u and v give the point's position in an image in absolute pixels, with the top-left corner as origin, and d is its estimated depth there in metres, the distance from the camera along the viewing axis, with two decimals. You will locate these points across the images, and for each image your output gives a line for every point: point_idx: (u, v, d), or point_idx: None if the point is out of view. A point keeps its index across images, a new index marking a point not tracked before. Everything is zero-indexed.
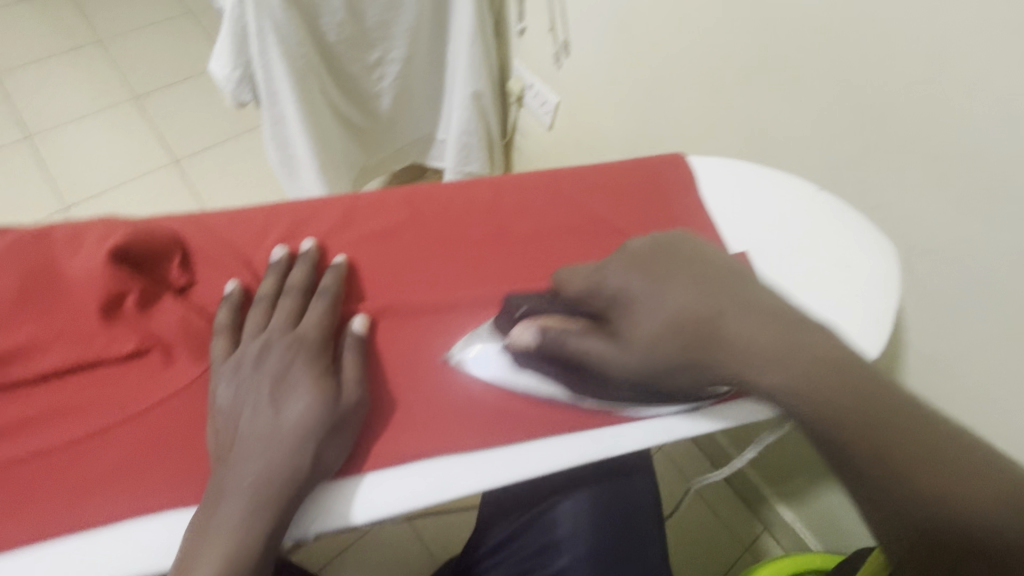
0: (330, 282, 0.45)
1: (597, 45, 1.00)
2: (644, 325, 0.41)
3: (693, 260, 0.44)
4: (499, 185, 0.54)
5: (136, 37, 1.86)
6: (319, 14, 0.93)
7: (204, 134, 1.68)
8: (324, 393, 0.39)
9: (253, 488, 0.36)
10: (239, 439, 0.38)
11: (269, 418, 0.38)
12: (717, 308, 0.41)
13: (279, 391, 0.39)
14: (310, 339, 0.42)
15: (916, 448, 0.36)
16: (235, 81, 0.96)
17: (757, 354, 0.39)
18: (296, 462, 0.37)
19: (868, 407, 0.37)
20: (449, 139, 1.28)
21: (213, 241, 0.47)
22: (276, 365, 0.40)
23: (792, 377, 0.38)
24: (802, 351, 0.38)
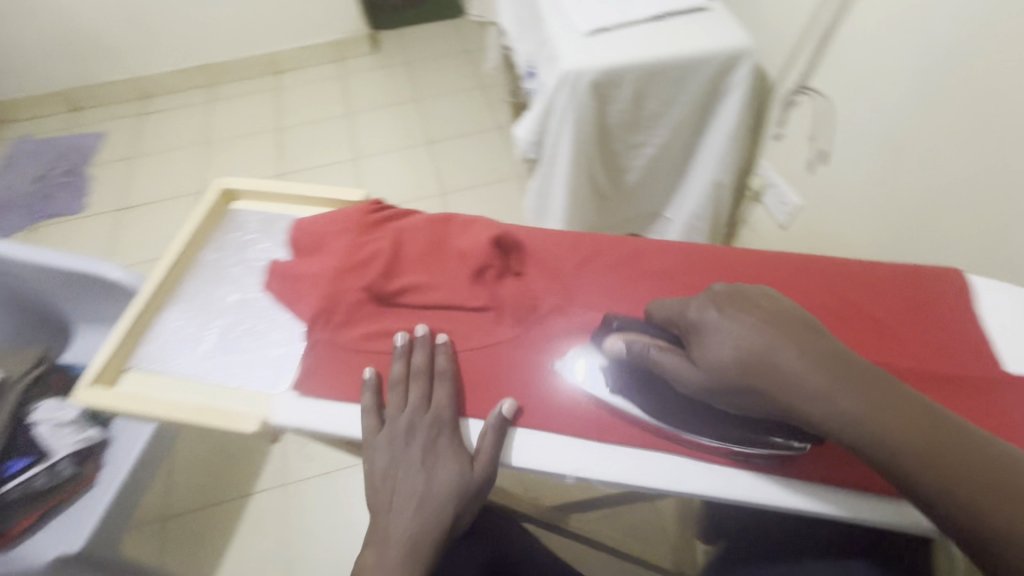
0: (445, 361, 0.53)
1: (859, 159, 1.03)
2: (713, 355, 0.44)
3: (771, 303, 0.45)
4: (764, 259, 0.62)
5: (441, 100, 2.43)
6: (610, 103, 1.14)
7: (469, 177, 2.10)
8: (461, 468, 0.48)
9: (412, 537, 0.46)
10: (399, 500, 0.47)
11: (423, 481, 0.48)
12: (775, 345, 0.42)
13: (429, 460, 0.49)
14: (444, 417, 0.51)
15: (1009, 504, 0.35)
16: (530, 143, 1.22)
17: (835, 414, 0.39)
18: (441, 518, 0.47)
19: (954, 461, 0.37)
20: (678, 219, 1.40)
21: (543, 245, 0.62)
22: (422, 438, 0.50)
23: (857, 418, 0.39)
24: (850, 393, 0.39)
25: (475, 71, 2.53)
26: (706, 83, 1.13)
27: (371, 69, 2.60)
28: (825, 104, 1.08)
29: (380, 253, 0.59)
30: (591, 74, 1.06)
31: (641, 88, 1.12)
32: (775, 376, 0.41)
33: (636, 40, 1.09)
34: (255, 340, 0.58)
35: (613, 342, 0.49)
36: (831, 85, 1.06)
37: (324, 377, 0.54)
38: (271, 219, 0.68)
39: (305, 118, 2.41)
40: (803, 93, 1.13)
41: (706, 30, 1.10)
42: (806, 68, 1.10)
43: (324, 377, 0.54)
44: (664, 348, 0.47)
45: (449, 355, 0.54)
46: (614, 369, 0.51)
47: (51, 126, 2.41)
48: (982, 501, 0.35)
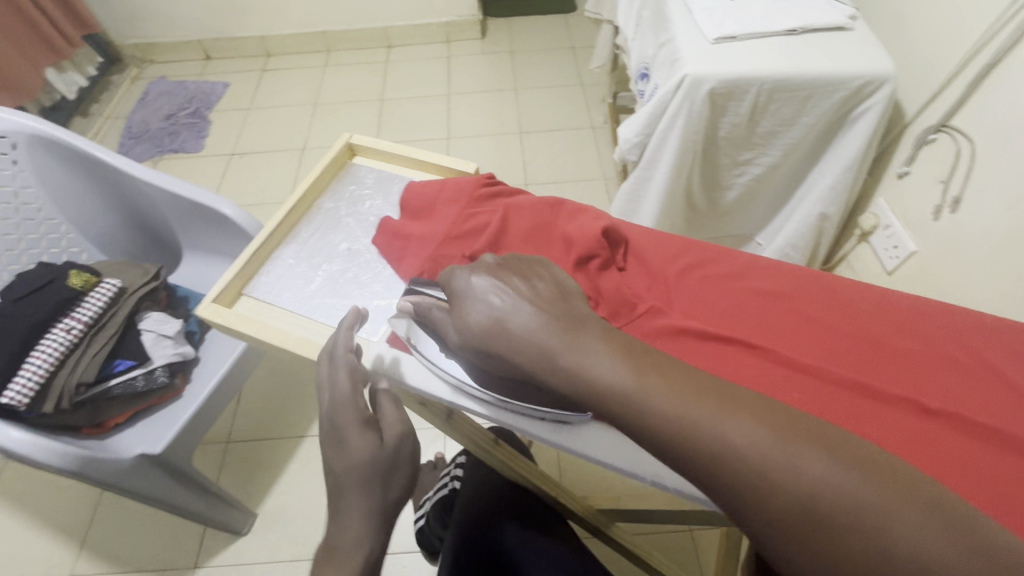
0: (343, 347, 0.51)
1: (998, 212, 0.93)
2: (467, 317, 0.45)
3: (528, 273, 0.47)
4: (884, 299, 0.58)
5: (540, 92, 2.43)
6: (724, 114, 1.10)
7: (556, 173, 2.10)
8: (367, 441, 0.45)
9: (345, 530, 0.43)
10: (342, 497, 0.44)
11: (336, 469, 0.45)
12: (510, 306, 0.43)
13: (339, 443, 0.46)
14: (343, 399, 0.48)
15: (704, 407, 0.35)
16: (631, 144, 1.20)
17: (565, 374, 0.39)
18: (375, 500, 0.44)
19: (671, 391, 0.36)
20: (771, 246, 1.34)
21: (648, 248, 0.61)
22: (337, 421, 0.47)
23: (577, 368, 0.39)
24: (574, 345, 0.40)
25: (577, 69, 2.51)
26: (832, 107, 1.06)
27: (477, 54, 2.65)
28: (966, 146, 0.99)
29: (489, 227, 0.59)
30: (712, 82, 1.03)
31: (762, 104, 1.07)
32: (511, 337, 0.42)
33: (766, 52, 1.04)
34: (359, 289, 0.61)
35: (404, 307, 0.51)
36: (978, 127, 0.96)
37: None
38: (385, 178, 0.72)
39: (407, 93, 2.49)
40: (941, 131, 1.03)
41: (844, 51, 1.03)
42: (952, 104, 1.01)
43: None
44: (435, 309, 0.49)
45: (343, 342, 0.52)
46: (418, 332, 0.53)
47: (186, 71, 2.65)
48: (693, 428, 0.35)
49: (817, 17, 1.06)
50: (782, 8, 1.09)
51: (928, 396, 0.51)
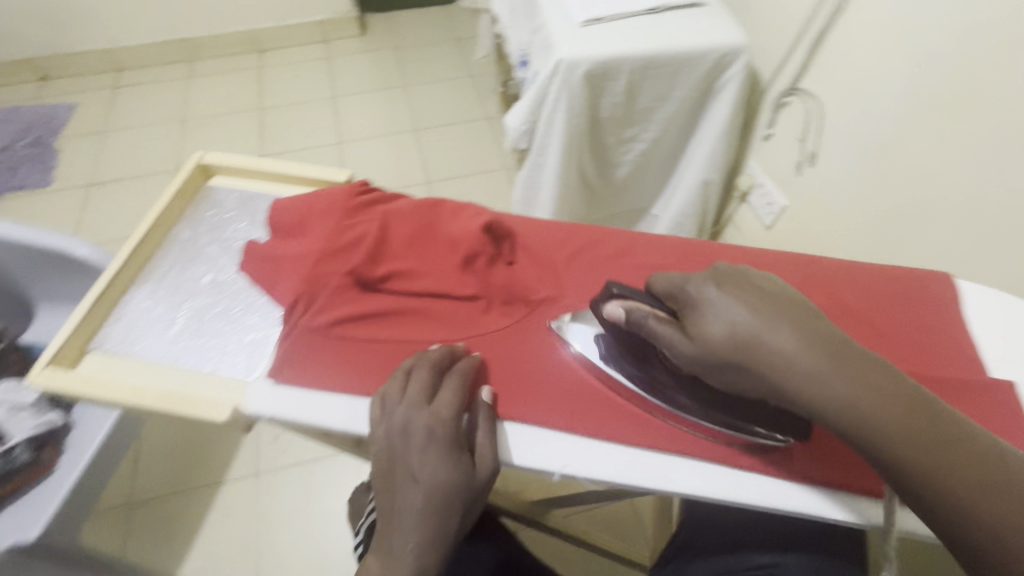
0: (461, 368, 0.49)
1: (848, 162, 1.03)
2: (711, 327, 0.43)
3: (771, 286, 0.46)
4: (754, 256, 0.62)
5: (430, 88, 2.38)
6: (603, 94, 1.12)
7: (456, 167, 2.07)
8: (457, 474, 0.44)
9: (411, 554, 0.44)
10: (408, 514, 0.44)
11: (416, 491, 0.44)
12: (768, 324, 0.42)
13: (421, 467, 0.44)
14: (439, 419, 0.45)
15: (936, 453, 0.38)
16: (520, 132, 1.20)
17: (830, 399, 0.40)
18: (444, 532, 0.44)
19: (915, 434, 0.39)
20: (665, 216, 1.40)
21: (535, 239, 0.60)
22: (425, 444, 0.44)
23: (845, 402, 0.40)
24: (849, 378, 0.40)
25: (464, 61, 2.48)
26: (698, 80, 1.12)
27: (358, 52, 2.53)
28: (815, 106, 1.09)
29: (365, 238, 0.56)
30: (587, 64, 1.05)
31: (637, 81, 1.11)
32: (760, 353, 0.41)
33: (633, 32, 1.07)
34: (230, 324, 0.55)
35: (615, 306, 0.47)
36: (822, 88, 1.06)
37: (302, 364, 0.51)
38: (249, 198, 0.65)
39: (288, 100, 2.33)
40: (794, 94, 1.13)
41: (702, 27, 1.09)
42: (799, 68, 1.10)
43: (301, 363, 0.51)
44: (655, 312, 0.46)
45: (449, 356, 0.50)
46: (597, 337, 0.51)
47: (17, 96, 2.29)
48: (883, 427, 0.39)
49: None
50: None
51: None
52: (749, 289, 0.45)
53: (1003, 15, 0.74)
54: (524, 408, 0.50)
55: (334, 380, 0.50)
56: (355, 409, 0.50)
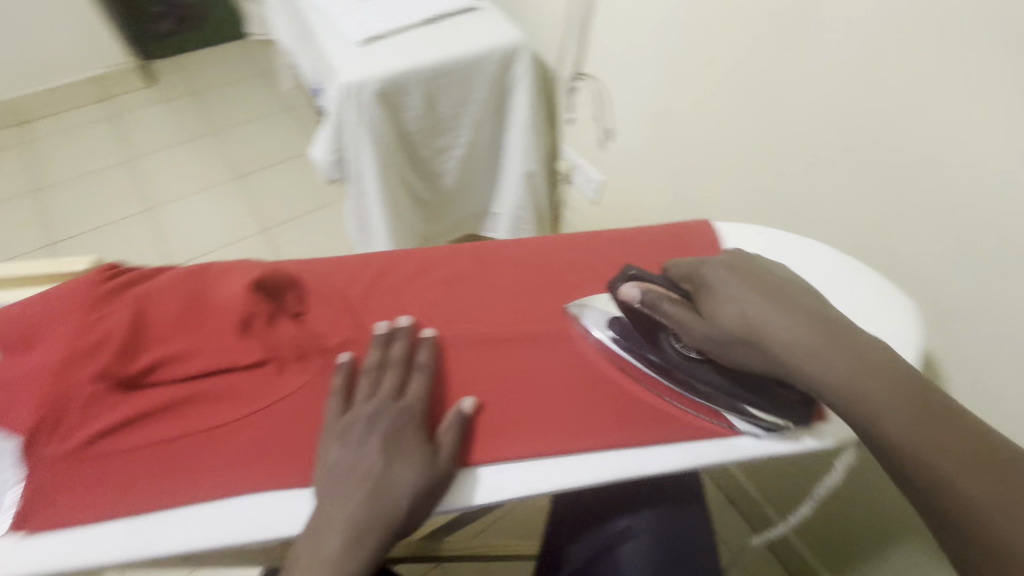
0: (425, 358, 0.51)
1: (637, 132, 1.13)
2: (720, 307, 0.48)
3: (781, 280, 0.49)
4: (547, 243, 0.62)
5: (244, 129, 2.20)
6: (402, 110, 1.11)
7: (292, 208, 1.93)
8: (424, 458, 0.45)
9: (353, 527, 0.41)
10: (356, 484, 0.43)
11: (378, 466, 0.44)
12: (774, 305, 0.46)
13: (390, 449, 0.45)
14: (413, 406, 0.47)
15: (938, 448, 0.38)
16: (329, 163, 1.15)
17: (821, 373, 0.43)
18: (398, 509, 0.43)
19: (916, 428, 0.39)
20: (503, 213, 1.43)
21: (324, 280, 0.56)
22: (385, 431, 0.45)
23: (838, 379, 0.43)
24: (850, 362, 0.43)
25: (278, 94, 2.32)
26: (490, 80, 1.16)
27: (151, 104, 2.26)
28: (599, 86, 1.17)
29: (110, 332, 0.48)
30: (374, 84, 1.02)
31: (431, 92, 1.11)
32: (763, 327, 0.45)
33: (413, 45, 1.07)
34: None
35: (632, 290, 0.51)
36: (600, 69, 1.15)
37: (63, 497, 0.44)
38: None
39: (74, 172, 2.02)
40: (580, 79, 1.21)
41: (479, 30, 1.12)
42: (577, 54, 1.18)
43: (63, 497, 0.44)
44: (668, 296, 0.50)
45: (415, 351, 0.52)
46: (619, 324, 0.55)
47: None
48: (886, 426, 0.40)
49: (446, 3, 1.13)
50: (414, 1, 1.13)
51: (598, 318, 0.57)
52: (759, 278, 0.49)
53: None
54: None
55: (108, 505, 0.44)
56: (139, 529, 0.43)
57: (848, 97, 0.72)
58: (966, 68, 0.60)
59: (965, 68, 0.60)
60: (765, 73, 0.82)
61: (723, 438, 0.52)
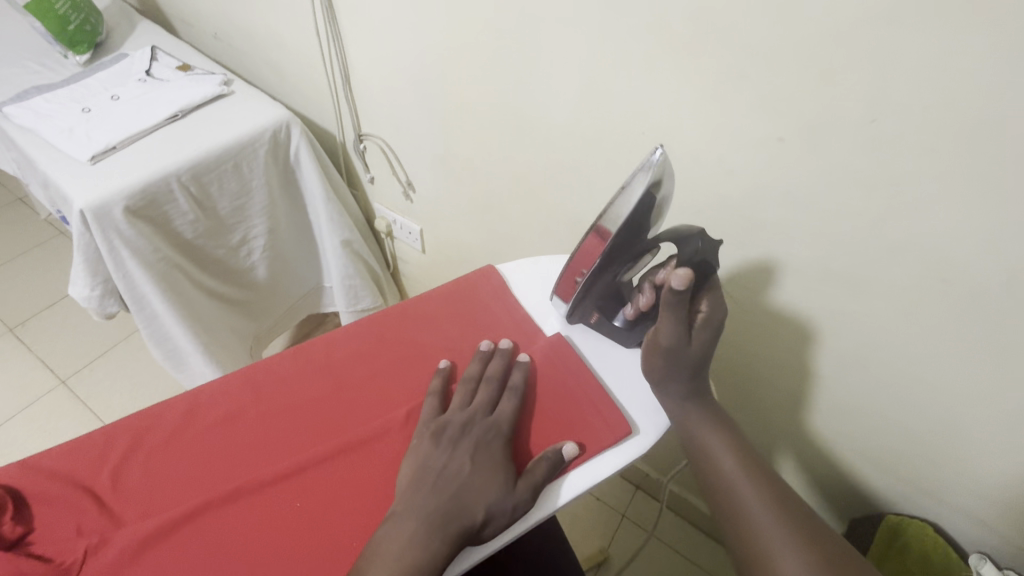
0: (519, 378, 0.54)
1: (434, 178, 1.13)
2: (676, 346, 0.52)
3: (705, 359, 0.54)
4: (330, 342, 0.58)
5: (8, 270, 1.83)
6: (170, 219, 1.00)
7: (94, 345, 1.65)
8: (507, 481, 0.47)
9: (428, 522, 0.44)
10: (444, 486, 0.46)
11: (466, 471, 0.47)
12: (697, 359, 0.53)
13: (479, 460, 0.47)
14: (502, 427, 0.50)
15: (772, 524, 0.47)
16: (97, 298, 0.99)
17: (678, 415, 0.54)
18: (473, 515, 0.45)
19: (763, 497, 0.49)
20: (335, 286, 1.36)
21: (52, 480, 0.46)
22: (476, 440, 0.49)
23: (707, 434, 0.53)
24: (727, 435, 0.53)
25: (43, 220, 1.97)
26: (267, 162, 1.08)
27: None
28: (384, 143, 1.16)
29: None
30: (121, 202, 0.90)
31: (198, 193, 1.01)
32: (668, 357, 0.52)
33: (160, 150, 0.96)
34: None
35: (679, 276, 0.47)
36: (377, 127, 1.14)
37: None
38: None
39: None
40: (364, 140, 1.19)
41: (234, 115, 1.04)
42: (352, 118, 1.16)
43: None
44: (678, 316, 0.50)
45: (507, 365, 0.56)
46: (652, 202, 0.50)
47: None
48: (723, 463, 0.51)
49: (189, 95, 1.04)
50: (149, 100, 1.02)
51: (401, 406, 0.53)
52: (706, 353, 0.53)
53: (439, 40, 0.88)
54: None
55: None
56: None
57: (584, 116, 0.79)
58: (653, 80, 0.68)
59: (654, 80, 0.68)
60: (516, 107, 0.87)
61: (559, 480, 0.49)
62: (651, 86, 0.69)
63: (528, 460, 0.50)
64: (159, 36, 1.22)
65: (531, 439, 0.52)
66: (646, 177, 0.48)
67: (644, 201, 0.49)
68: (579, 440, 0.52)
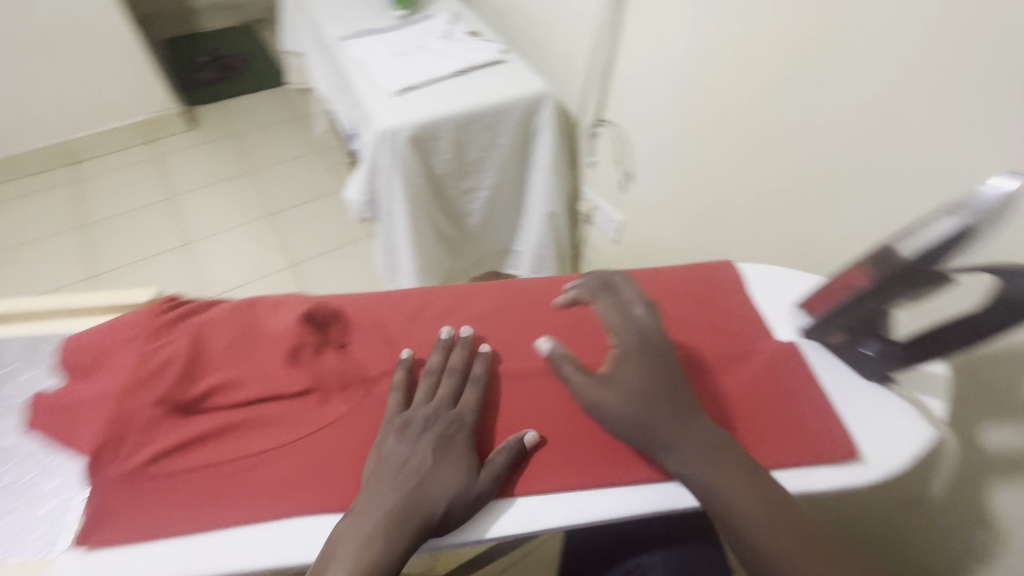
0: (480, 369, 0.55)
1: (658, 175, 1.17)
2: None
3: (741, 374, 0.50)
4: (573, 283, 0.65)
5: (278, 169, 2.29)
6: (434, 154, 1.18)
7: (320, 244, 2.01)
8: (468, 472, 0.48)
9: (390, 515, 0.44)
10: (407, 478, 0.46)
11: (427, 469, 0.47)
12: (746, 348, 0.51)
13: (440, 455, 0.48)
14: (465, 421, 0.51)
15: None
16: (362, 204, 1.21)
17: (727, 498, 0.46)
18: (431, 510, 0.45)
19: None
20: (526, 251, 1.48)
21: (365, 314, 0.60)
22: (440, 430, 0.49)
23: (767, 527, 0.45)
24: (798, 533, 0.45)
25: (308, 136, 2.43)
26: (517, 125, 1.22)
27: (189, 147, 2.35)
28: (620, 132, 1.23)
29: (171, 362, 0.52)
30: (407, 130, 1.09)
31: (460, 138, 1.18)
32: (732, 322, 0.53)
33: (444, 95, 1.14)
34: (23, 497, 0.48)
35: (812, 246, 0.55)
36: (621, 116, 1.20)
37: (111, 516, 0.46)
38: (33, 345, 0.58)
39: (113, 209, 2.10)
40: (601, 125, 1.27)
41: (506, 80, 1.19)
42: (598, 103, 1.24)
43: (112, 515, 0.46)
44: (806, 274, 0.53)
45: (468, 358, 0.56)
46: (965, 244, 0.46)
47: None
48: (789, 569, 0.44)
49: (476, 56, 1.21)
50: (445, 54, 1.21)
51: None
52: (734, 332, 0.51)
53: (724, 45, 0.90)
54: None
55: (157, 524, 0.45)
56: (190, 549, 0.45)
57: (867, 144, 0.77)
58: (979, 122, 0.64)
59: (980, 122, 0.64)
60: (785, 122, 0.86)
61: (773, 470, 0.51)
62: (975, 127, 0.65)
63: (486, 453, 0.51)
64: (456, 4, 1.43)
65: (748, 427, 0.53)
66: (967, 214, 0.45)
67: (953, 239, 0.45)
68: (799, 446, 0.52)
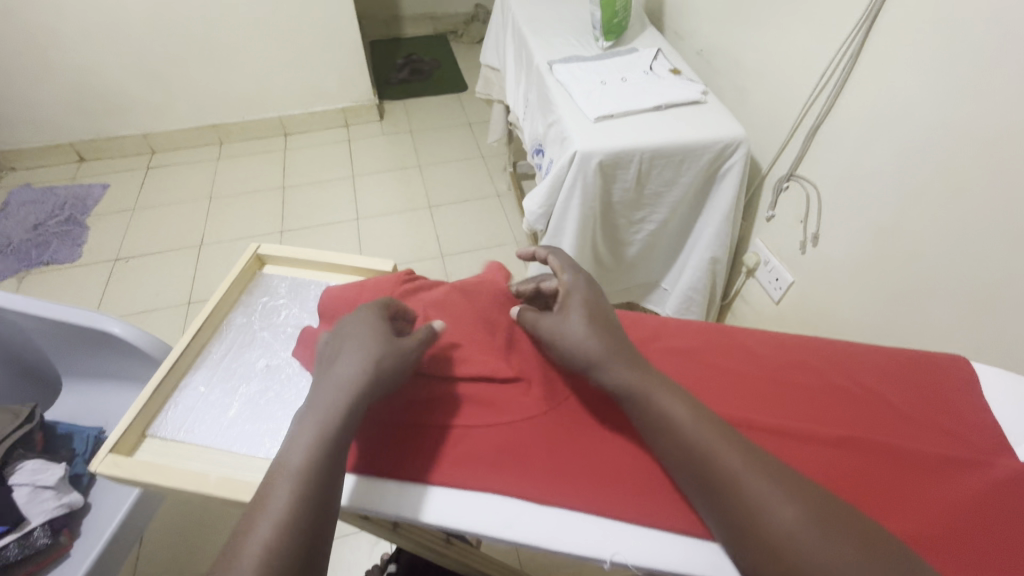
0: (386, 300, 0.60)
1: (849, 244, 1.09)
2: None
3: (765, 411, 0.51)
4: (779, 340, 0.64)
5: (444, 167, 2.49)
6: (615, 183, 1.22)
7: (469, 243, 2.15)
8: (365, 363, 0.52)
9: (311, 423, 0.49)
10: (324, 385, 0.52)
11: (337, 375, 0.52)
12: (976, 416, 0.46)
13: (343, 358, 0.53)
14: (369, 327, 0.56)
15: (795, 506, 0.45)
16: (538, 216, 1.28)
17: (660, 410, 0.53)
18: (347, 404, 0.51)
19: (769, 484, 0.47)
20: (675, 290, 1.45)
21: None
22: (347, 341, 0.55)
23: (693, 423, 0.51)
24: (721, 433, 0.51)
25: (476, 142, 2.61)
26: (702, 168, 1.21)
27: (375, 134, 2.65)
28: (814, 192, 1.16)
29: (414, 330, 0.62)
30: (600, 156, 1.14)
31: (645, 171, 1.20)
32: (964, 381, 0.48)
33: (640, 128, 1.18)
34: (284, 408, 0.59)
35: None
36: (819, 175, 1.14)
37: (368, 451, 0.58)
38: (298, 286, 0.72)
39: (307, 178, 2.42)
40: (792, 180, 1.21)
41: (702, 122, 1.19)
42: (795, 157, 1.19)
43: (370, 451, 0.58)
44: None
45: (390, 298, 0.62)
46: None
47: (54, 175, 2.40)
48: (719, 455, 0.49)
49: (676, 95, 1.23)
50: (646, 89, 1.25)
51: (833, 428, 0.55)
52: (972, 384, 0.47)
53: (976, 121, 0.82)
54: (563, 494, 0.55)
55: (394, 463, 0.57)
56: (413, 494, 0.56)
57: None
58: None
59: None
60: None
61: None
62: None
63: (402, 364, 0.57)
64: (660, 41, 1.47)
65: (982, 542, 0.48)
66: None
67: None
68: None
